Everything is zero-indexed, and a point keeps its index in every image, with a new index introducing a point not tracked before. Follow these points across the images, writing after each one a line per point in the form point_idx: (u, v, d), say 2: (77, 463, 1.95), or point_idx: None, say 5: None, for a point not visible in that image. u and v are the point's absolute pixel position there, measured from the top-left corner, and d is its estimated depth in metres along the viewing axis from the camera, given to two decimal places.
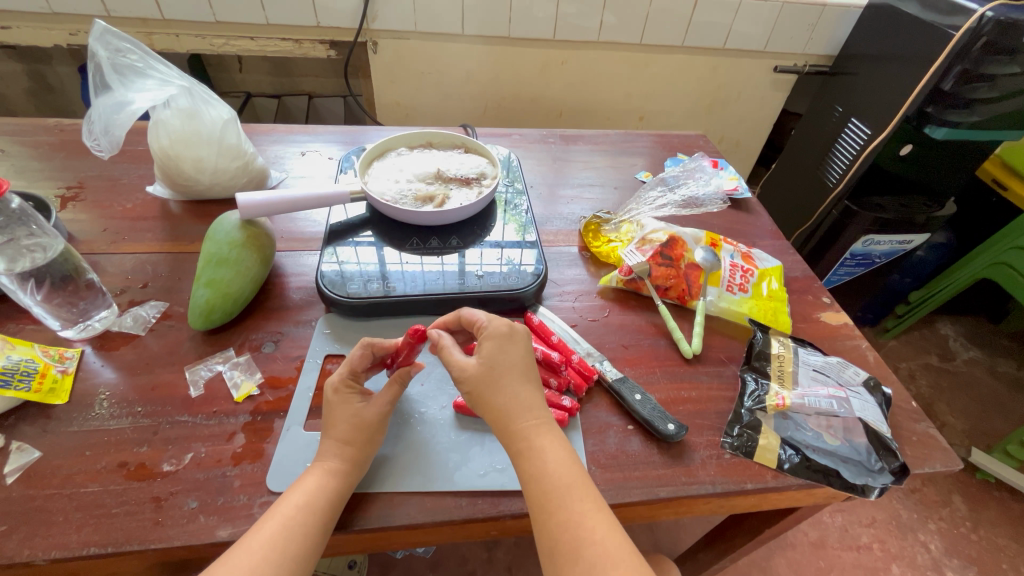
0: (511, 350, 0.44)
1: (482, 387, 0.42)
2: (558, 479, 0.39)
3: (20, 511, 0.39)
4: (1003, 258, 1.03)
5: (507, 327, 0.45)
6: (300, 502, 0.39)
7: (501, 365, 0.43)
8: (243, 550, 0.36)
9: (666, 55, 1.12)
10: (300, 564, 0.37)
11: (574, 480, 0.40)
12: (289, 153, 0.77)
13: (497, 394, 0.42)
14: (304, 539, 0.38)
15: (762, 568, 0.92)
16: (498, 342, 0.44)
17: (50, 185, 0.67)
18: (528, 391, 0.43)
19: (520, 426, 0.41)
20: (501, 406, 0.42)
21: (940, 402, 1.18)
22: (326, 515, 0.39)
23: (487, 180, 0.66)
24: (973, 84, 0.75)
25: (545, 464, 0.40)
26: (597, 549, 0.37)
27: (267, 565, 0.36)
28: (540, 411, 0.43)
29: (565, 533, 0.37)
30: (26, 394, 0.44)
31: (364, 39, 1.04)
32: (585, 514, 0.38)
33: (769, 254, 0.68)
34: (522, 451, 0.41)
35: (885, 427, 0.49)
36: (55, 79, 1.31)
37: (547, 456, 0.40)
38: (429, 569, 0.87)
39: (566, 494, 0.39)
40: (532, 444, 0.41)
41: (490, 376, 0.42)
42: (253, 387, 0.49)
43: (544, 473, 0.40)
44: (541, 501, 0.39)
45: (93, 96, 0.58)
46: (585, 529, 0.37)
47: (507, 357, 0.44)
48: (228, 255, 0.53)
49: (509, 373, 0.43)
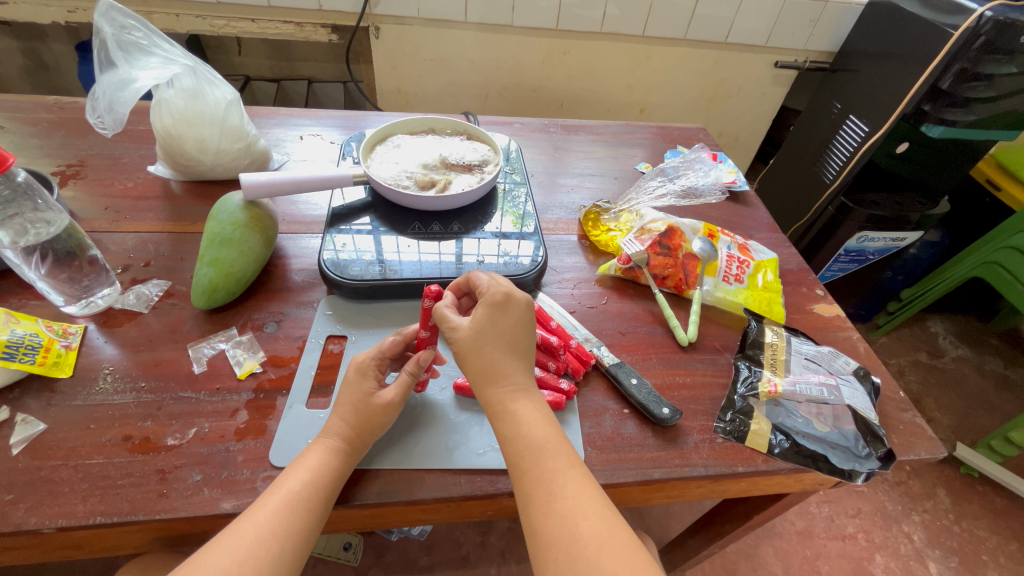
0: (503, 319, 0.44)
1: (467, 351, 0.43)
2: (531, 438, 0.41)
3: (25, 481, 0.39)
4: (994, 257, 1.04)
5: (502, 296, 0.45)
6: (305, 479, 0.40)
7: (488, 333, 0.44)
8: (247, 520, 0.38)
9: (668, 48, 1.12)
10: (304, 538, 0.38)
11: (548, 439, 0.41)
12: (288, 136, 0.77)
13: (480, 360, 0.43)
14: (309, 513, 0.39)
15: (750, 556, 0.94)
16: (491, 309, 0.44)
17: (49, 162, 0.67)
18: (512, 361, 0.44)
19: (494, 392, 0.43)
20: (482, 372, 0.43)
21: (928, 398, 1.21)
22: (329, 492, 0.40)
23: (489, 167, 0.67)
24: (971, 83, 0.76)
25: (519, 426, 0.41)
26: (568, 501, 0.38)
27: (273, 536, 0.37)
28: (517, 378, 0.44)
29: (537, 488, 0.39)
30: (31, 366, 0.45)
31: (366, 24, 1.04)
32: (557, 469, 0.39)
33: (765, 246, 0.69)
34: (497, 414, 0.42)
35: (873, 414, 0.50)
36: (50, 57, 1.30)
37: (520, 418, 0.42)
38: (423, 552, 0.89)
39: (540, 452, 0.40)
40: (506, 408, 0.42)
41: (477, 342, 0.43)
42: (256, 365, 0.49)
43: (517, 433, 0.41)
44: (515, 460, 0.40)
45: (98, 72, 0.59)
46: (557, 483, 0.39)
47: (496, 326, 0.44)
48: (232, 235, 0.53)
49: (494, 341, 0.44)
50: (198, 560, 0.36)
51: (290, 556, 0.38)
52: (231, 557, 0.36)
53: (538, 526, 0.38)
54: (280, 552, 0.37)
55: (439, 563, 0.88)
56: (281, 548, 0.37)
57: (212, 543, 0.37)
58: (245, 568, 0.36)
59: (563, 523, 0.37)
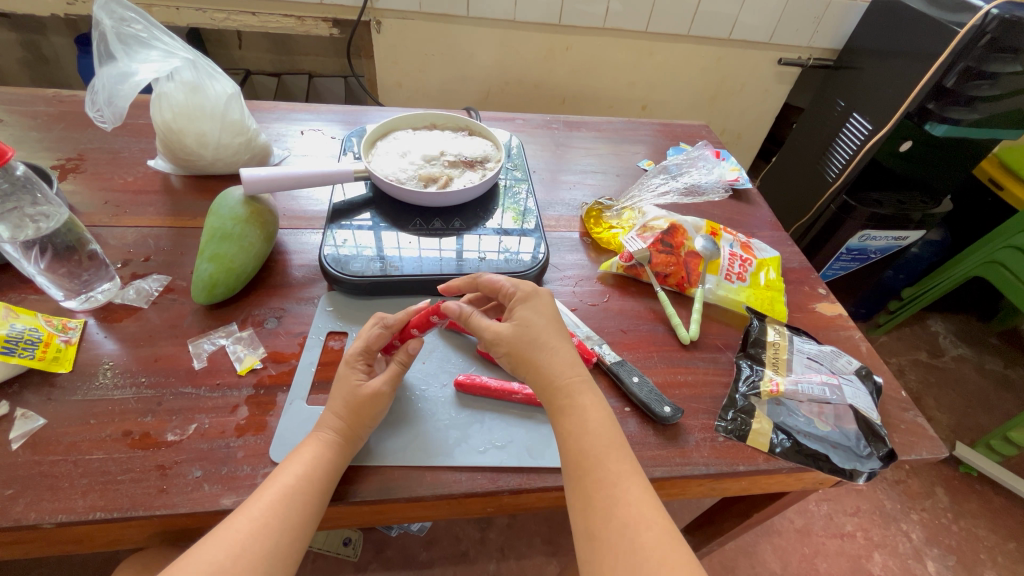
0: (541, 309, 0.46)
1: (523, 347, 0.44)
2: (597, 437, 0.40)
3: (25, 476, 0.39)
4: (996, 257, 1.03)
5: (533, 289, 0.47)
6: (300, 472, 0.40)
7: (537, 325, 0.45)
8: (246, 517, 0.37)
9: (671, 44, 1.12)
10: (300, 534, 0.38)
11: (613, 441, 0.41)
12: (289, 131, 0.77)
13: (542, 353, 0.43)
14: (307, 507, 0.39)
15: (748, 553, 0.95)
16: (532, 304, 0.46)
17: (48, 156, 0.66)
18: (569, 351, 0.44)
19: (561, 383, 0.43)
20: (543, 363, 0.43)
21: (928, 397, 1.21)
22: (325, 487, 0.40)
23: (491, 163, 0.66)
24: (975, 82, 0.75)
25: (586, 423, 0.41)
26: (631, 509, 0.37)
27: (269, 531, 0.37)
28: (579, 369, 0.44)
29: (599, 491, 0.38)
30: (31, 361, 0.45)
31: (368, 17, 1.03)
32: (621, 474, 0.39)
33: (768, 245, 0.69)
34: (564, 408, 0.42)
35: (875, 414, 0.50)
36: (49, 49, 1.29)
37: (588, 414, 0.41)
38: (423, 547, 0.89)
39: (604, 453, 0.40)
40: (574, 402, 0.42)
41: (528, 334, 0.44)
42: (256, 361, 0.49)
43: (584, 431, 0.41)
44: (579, 458, 0.40)
45: (98, 65, 0.58)
46: (620, 488, 0.38)
47: (541, 317, 0.45)
48: (233, 231, 0.53)
49: (546, 332, 0.45)
50: (191, 555, 0.35)
51: (285, 552, 0.37)
52: (228, 552, 0.36)
53: (597, 529, 0.37)
54: (274, 547, 0.37)
55: (438, 559, 0.88)
56: (278, 542, 0.37)
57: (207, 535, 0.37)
58: (240, 563, 0.35)
59: (623, 531, 0.37)
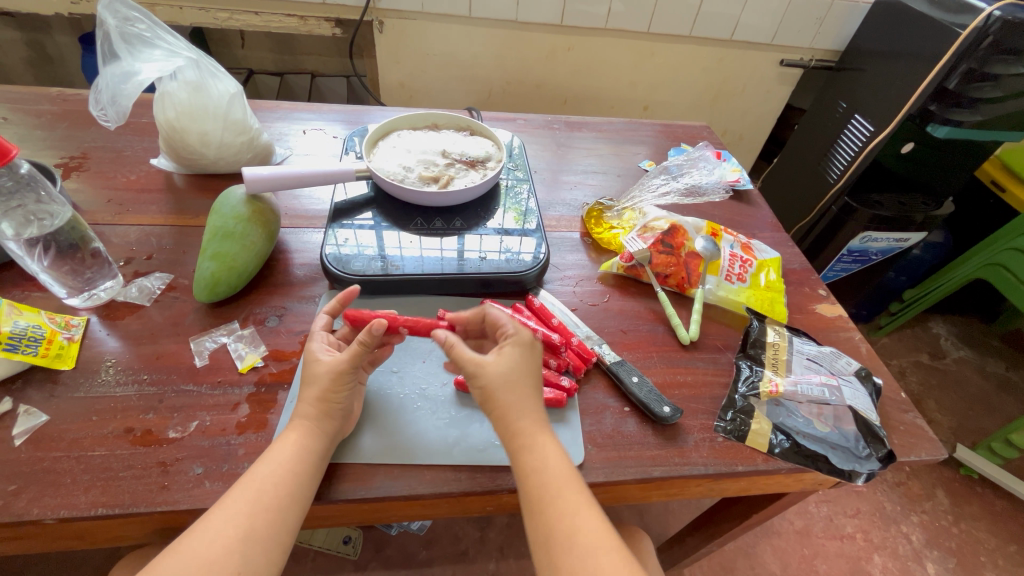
0: (530, 360, 0.45)
1: (502, 388, 0.43)
2: (556, 472, 0.41)
3: (27, 472, 0.40)
4: (998, 258, 1.03)
5: (530, 337, 0.46)
6: (292, 454, 0.41)
7: (520, 372, 0.44)
8: (220, 509, 0.38)
9: (673, 44, 1.12)
10: (281, 514, 0.38)
11: (570, 474, 0.41)
12: (292, 130, 0.77)
13: (510, 396, 0.43)
14: (280, 487, 0.39)
15: (747, 555, 0.95)
16: (522, 349, 0.45)
17: (52, 154, 0.67)
18: (535, 399, 0.44)
19: (522, 423, 0.42)
20: (513, 406, 0.42)
21: (928, 399, 1.21)
22: (313, 473, 0.41)
23: (492, 163, 0.67)
24: (977, 84, 0.75)
25: (546, 459, 0.41)
26: (591, 536, 0.39)
27: (241, 515, 0.37)
28: (539, 414, 0.43)
29: (560, 523, 0.39)
30: (33, 358, 0.45)
31: (370, 17, 1.03)
32: (579, 505, 0.40)
33: (768, 246, 0.69)
34: (525, 446, 0.41)
35: (874, 415, 0.50)
36: (54, 49, 1.30)
37: (548, 451, 0.41)
38: (423, 546, 0.89)
39: (563, 487, 0.40)
40: (536, 440, 0.42)
41: (508, 378, 0.43)
42: (257, 359, 0.49)
43: (545, 467, 0.41)
44: (539, 493, 0.40)
45: (101, 64, 0.58)
46: (579, 518, 0.39)
47: (527, 365, 0.45)
48: (234, 229, 0.53)
49: (524, 379, 0.44)
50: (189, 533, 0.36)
51: (263, 535, 0.38)
52: (203, 539, 0.36)
53: (560, 560, 0.38)
54: (254, 529, 0.37)
55: (437, 558, 0.88)
56: (252, 525, 0.37)
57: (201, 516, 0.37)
58: (214, 549, 0.36)
59: (586, 559, 0.38)
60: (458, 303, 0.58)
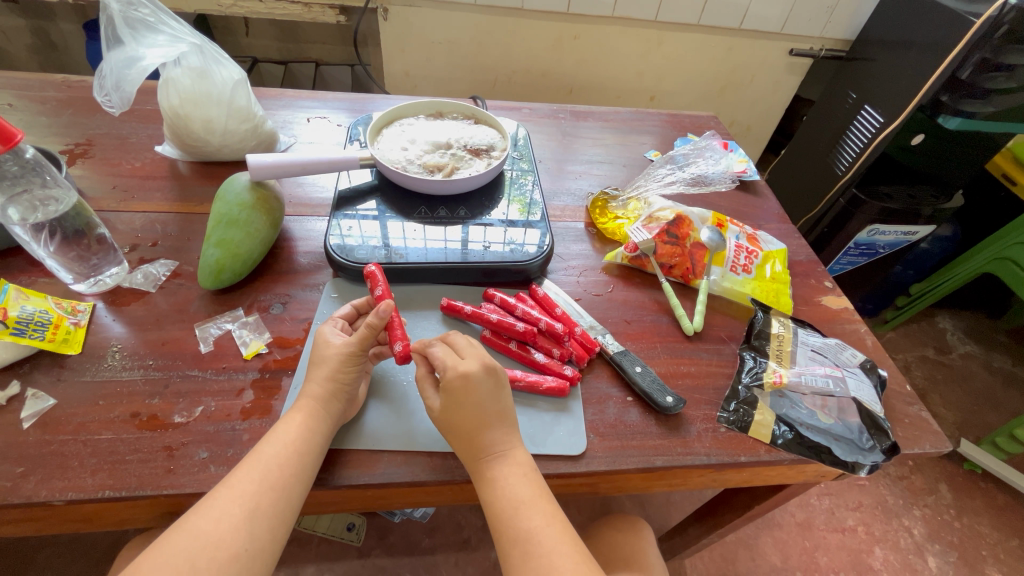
0: (468, 398, 0.43)
1: (447, 432, 0.43)
2: (508, 501, 0.41)
3: (36, 455, 0.40)
4: (1007, 253, 1.02)
5: (460, 378, 0.43)
6: (298, 433, 0.41)
7: (460, 412, 0.43)
8: (226, 487, 0.38)
9: (681, 33, 1.10)
10: (284, 492, 0.39)
11: (526, 499, 0.41)
12: (296, 118, 0.77)
13: (456, 436, 0.43)
14: (285, 467, 0.39)
15: (748, 546, 0.95)
16: (455, 391, 0.43)
17: (57, 141, 0.67)
18: (487, 433, 0.43)
19: (471, 458, 0.42)
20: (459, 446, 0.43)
21: (933, 393, 1.20)
22: (319, 452, 0.41)
23: (496, 152, 0.66)
24: (991, 74, 0.73)
25: (496, 490, 0.41)
26: (543, 561, 0.40)
27: (246, 495, 0.38)
28: (496, 445, 0.43)
29: (515, 547, 0.41)
30: (41, 343, 0.45)
31: (375, 5, 1.02)
32: (533, 530, 0.41)
33: (774, 237, 0.69)
34: (477, 479, 0.42)
35: (878, 407, 0.50)
36: (58, 35, 1.30)
37: (497, 484, 0.41)
38: (426, 534, 0.90)
39: (516, 513, 0.41)
40: (484, 475, 0.42)
41: (449, 420, 0.43)
42: (261, 346, 0.50)
43: (495, 497, 0.41)
44: (495, 519, 0.42)
45: (104, 49, 0.58)
46: (533, 543, 0.40)
47: (463, 405, 0.43)
48: (239, 216, 0.53)
49: (469, 418, 0.42)
50: (197, 511, 0.37)
51: (269, 511, 0.38)
52: (208, 517, 0.37)
53: None
54: (258, 508, 0.38)
55: (440, 546, 0.89)
56: (257, 503, 0.38)
57: (207, 495, 0.38)
58: (220, 526, 0.36)
59: None
60: (462, 292, 0.58)
